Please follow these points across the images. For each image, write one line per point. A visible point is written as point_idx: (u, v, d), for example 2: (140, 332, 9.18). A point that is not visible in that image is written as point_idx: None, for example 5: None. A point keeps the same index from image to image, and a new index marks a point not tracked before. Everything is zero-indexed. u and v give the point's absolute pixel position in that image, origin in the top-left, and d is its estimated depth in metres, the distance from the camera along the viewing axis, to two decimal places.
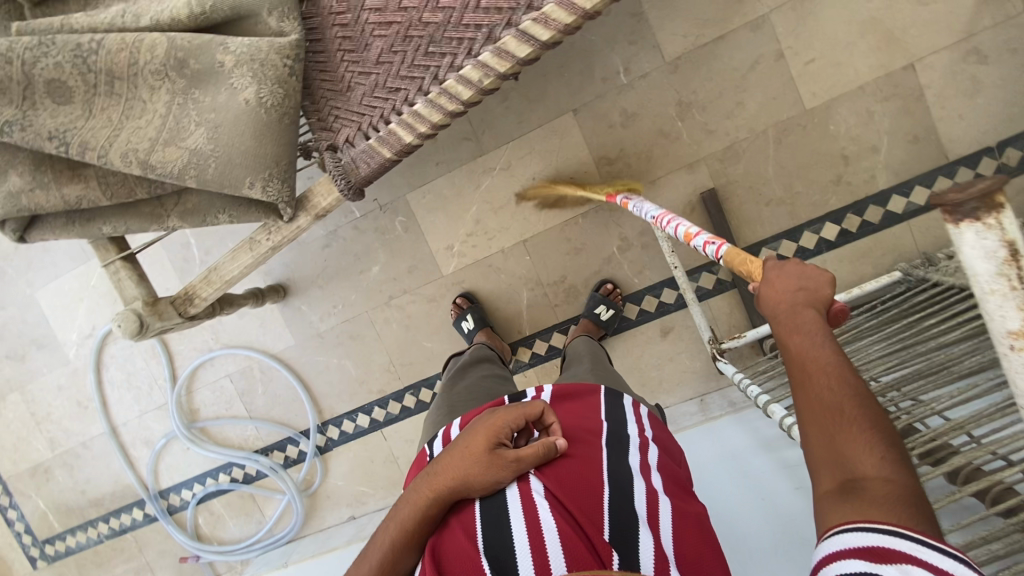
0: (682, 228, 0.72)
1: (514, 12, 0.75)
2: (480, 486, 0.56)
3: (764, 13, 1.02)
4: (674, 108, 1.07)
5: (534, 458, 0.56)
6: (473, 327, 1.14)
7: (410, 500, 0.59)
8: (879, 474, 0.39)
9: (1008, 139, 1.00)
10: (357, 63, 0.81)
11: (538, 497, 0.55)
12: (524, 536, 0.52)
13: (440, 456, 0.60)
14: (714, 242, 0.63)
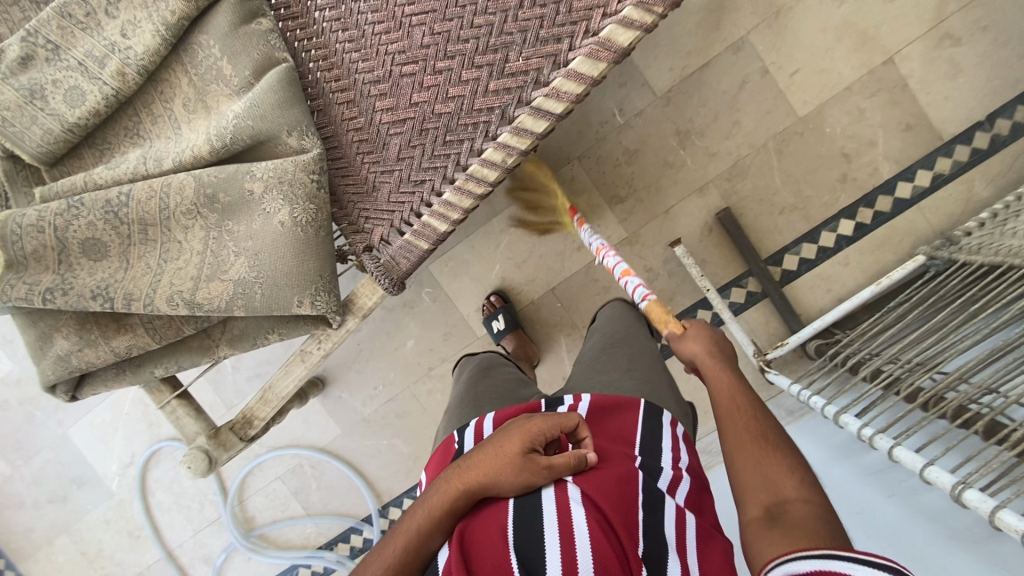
0: (618, 265, 0.84)
1: (524, 89, 0.79)
2: (511, 485, 0.56)
3: (742, 36, 1.06)
4: (673, 138, 1.10)
5: (566, 468, 0.57)
6: (504, 326, 1.12)
7: (440, 488, 0.58)
8: (799, 497, 0.48)
9: (996, 111, 1.05)
10: (378, 163, 0.83)
11: (574, 504, 0.54)
12: (556, 535, 0.51)
13: (471, 452, 0.60)
14: (644, 289, 0.77)
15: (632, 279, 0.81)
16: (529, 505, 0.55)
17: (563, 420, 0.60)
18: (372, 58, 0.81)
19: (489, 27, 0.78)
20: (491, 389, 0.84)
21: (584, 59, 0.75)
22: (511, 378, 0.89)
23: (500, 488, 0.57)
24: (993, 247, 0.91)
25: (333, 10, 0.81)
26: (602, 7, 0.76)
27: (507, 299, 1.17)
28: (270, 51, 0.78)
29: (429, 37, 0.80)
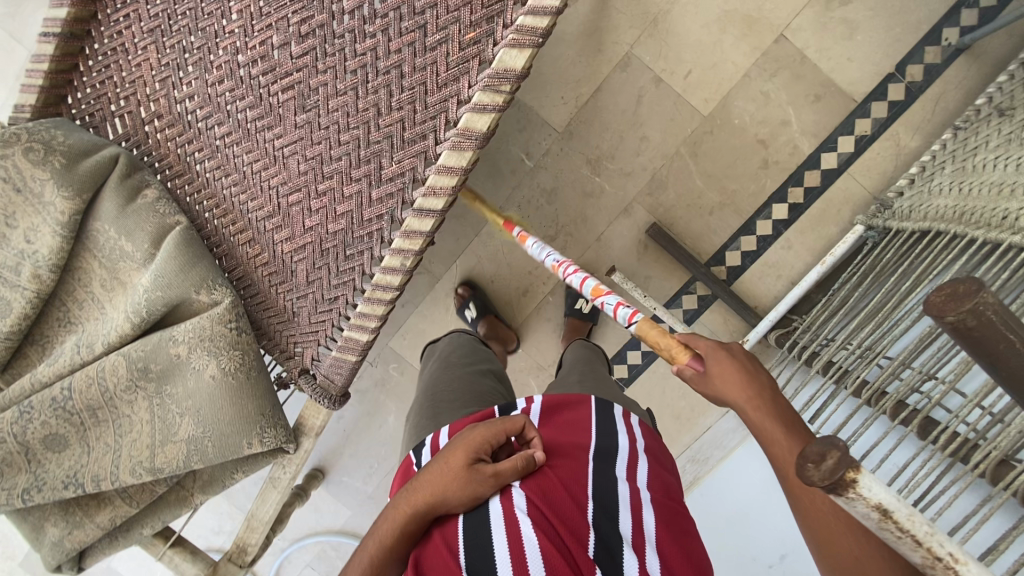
0: (586, 283, 0.69)
1: (404, 189, 0.80)
2: (459, 501, 0.58)
3: (627, 51, 1.05)
4: (585, 167, 1.10)
5: (514, 472, 0.59)
6: (475, 316, 1.13)
7: (388, 515, 0.60)
8: None
9: (903, 59, 1.00)
10: (292, 290, 0.86)
11: (522, 514, 0.56)
12: (505, 552, 0.53)
13: (418, 474, 0.62)
14: (625, 307, 0.62)
15: (608, 297, 0.66)
16: (479, 519, 0.57)
17: (509, 424, 0.62)
18: (260, 195, 0.84)
19: (355, 140, 0.80)
20: (451, 387, 0.82)
21: (450, 152, 0.77)
22: (476, 373, 0.87)
23: (449, 505, 0.58)
24: (922, 209, 0.89)
25: (211, 159, 0.84)
26: (455, 95, 0.77)
27: (475, 288, 1.16)
28: (162, 220, 0.82)
29: (304, 164, 0.82)
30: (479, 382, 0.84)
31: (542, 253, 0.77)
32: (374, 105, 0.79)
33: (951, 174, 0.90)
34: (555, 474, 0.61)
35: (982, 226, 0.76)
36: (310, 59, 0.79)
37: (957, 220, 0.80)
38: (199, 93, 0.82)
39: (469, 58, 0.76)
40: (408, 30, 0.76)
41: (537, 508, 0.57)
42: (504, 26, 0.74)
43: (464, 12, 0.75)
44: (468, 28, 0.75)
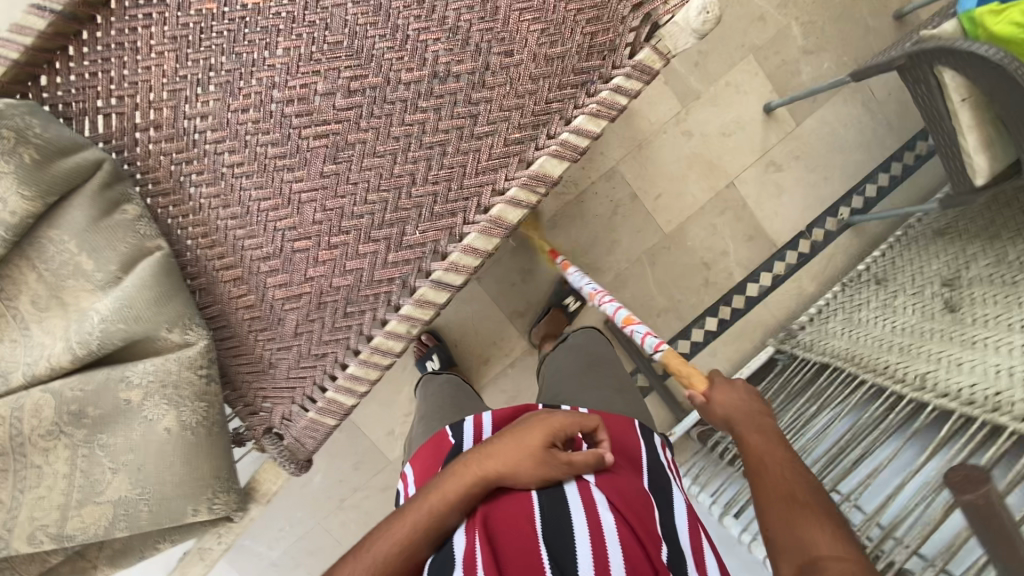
0: (620, 313, 0.92)
1: (423, 259, 0.81)
2: (532, 476, 0.66)
3: (612, 165, 1.18)
4: (561, 257, 1.19)
5: (586, 465, 0.68)
6: (440, 366, 1.12)
7: (458, 473, 0.67)
8: (833, 553, 0.55)
9: (812, 223, 1.27)
10: (274, 340, 0.79)
11: (601, 507, 0.66)
12: (589, 542, 0.62)
13: (489, 442, 0.69)
14: (653, 336, 0.86)
15: (638, 327, 0.89)
16: (555, 499, 0.67)
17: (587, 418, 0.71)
18: (261, 234, 0.78)
19: (382, 202, 0.80)
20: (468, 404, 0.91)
21: (479, 234, 0.80)
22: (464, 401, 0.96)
23: (520, 478, 0.66)
24: (822, 345, 1.12)
25: (211, 185, 0.77)
26: (491, 183, 0.82)
27: (439, 339, 1.18)
28: (139, 241, 0.72)
29: (322, 213, 0.79)
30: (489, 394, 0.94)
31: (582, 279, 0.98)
32: (410, 174, 0.80)
33: (842, 321, 1.15)
34: (619, 478, 0.72)
35: (870, 369, 0.99)
36: (353, 114, 0.78)
37: (850, 361, 1.03)
38: (216, 115, 0.76)
39: (511, 154, 0.82)
40: (460, 115, 0.80)
41: (614, 505, 0.67)
42: (548, 137, 0.82)
43: (516, 114, 0.81)
44: (516, 128, 0.81)
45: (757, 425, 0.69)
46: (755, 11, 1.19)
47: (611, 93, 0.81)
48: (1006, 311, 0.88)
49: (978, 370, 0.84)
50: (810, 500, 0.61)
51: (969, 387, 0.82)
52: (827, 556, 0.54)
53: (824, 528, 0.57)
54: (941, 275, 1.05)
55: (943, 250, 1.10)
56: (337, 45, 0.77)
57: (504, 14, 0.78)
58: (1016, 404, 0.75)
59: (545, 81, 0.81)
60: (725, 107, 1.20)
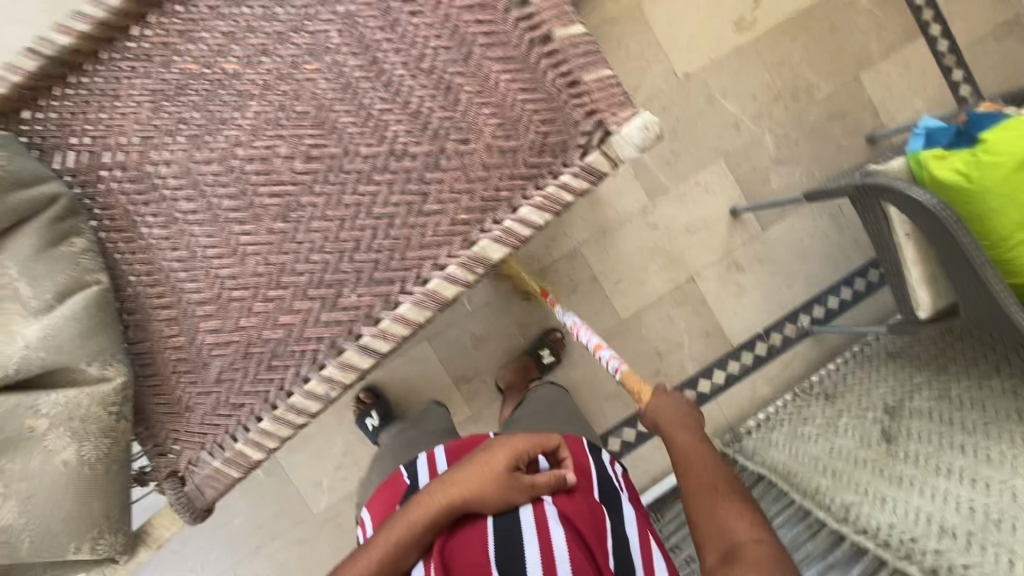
0: (590, 339, 0.97)
1: (355, 322, 0.83)
2: (491, 503, 0.74)
3: (575, 246, 1.21)
4: (515, 328, 1.21)
5: (546, 486, 0.77)
6: (377, 423, 1.12)
7: (422, 504, 0.75)
8: (752, 538, 0.63)
9: (771, 326, 1.27)
10: (196, 383, 0.81)
11: (554, 527, 0.74)
12: (541, 559, 0.71)
13: (452, 472, 0.78)
14: (615, 358, 0.92)
15: (604, 351, 0.94)
16: (512, 523, 0.75)
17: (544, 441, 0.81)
18: (202, 279, 0.81)
19: (324, 263, 0.82)
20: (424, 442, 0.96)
21: (411, 305, 0.82)
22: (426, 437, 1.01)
23: (484, 503, 0.74)
24: (762, 456, 1.10)
25: (163, 227, 0.81)
26: (432, 258, 0.84)
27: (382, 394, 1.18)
28: (79, 275, 0.75)
29: (263, 267, 0.82)
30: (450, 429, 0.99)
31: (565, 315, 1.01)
32: (355, 240, 0.83)
33: (786, 433, 1.13)
34: (574, 496, 0.80)
35: (801, 490, 0.96)
36: (308, 179, 0.82)
37: (785, 478, 1.00)
38: (179, 164, 0.81)
39: (455, 233, 0.84)
40: (410, 191, 0.83)
41: (565, 518, 0.76)
42: (493, 222, 0.85)
43: (464, 197, 0.84)
44: (463, 210, 0.84)
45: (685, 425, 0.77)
46: (730, 119, 1.24)
47: (557, 188, 0.84)
48: (938, 451, 0.88)
49: (900, 510, 0.82)
50: (726, 488, 0.70)
51: (888, 528, 0.81)
52: (743, 541, 0.63)
53: (744, 517, 0.66)
54: (885, 400, 1.04)
55: (893, 374, 1.09)
56: (303, 114, 0.82)
57: (463, 104, 0.83)
58: (926, 557, 0.75)
59: (496, 170, 0.84)
60: (693, 205, 1.23)
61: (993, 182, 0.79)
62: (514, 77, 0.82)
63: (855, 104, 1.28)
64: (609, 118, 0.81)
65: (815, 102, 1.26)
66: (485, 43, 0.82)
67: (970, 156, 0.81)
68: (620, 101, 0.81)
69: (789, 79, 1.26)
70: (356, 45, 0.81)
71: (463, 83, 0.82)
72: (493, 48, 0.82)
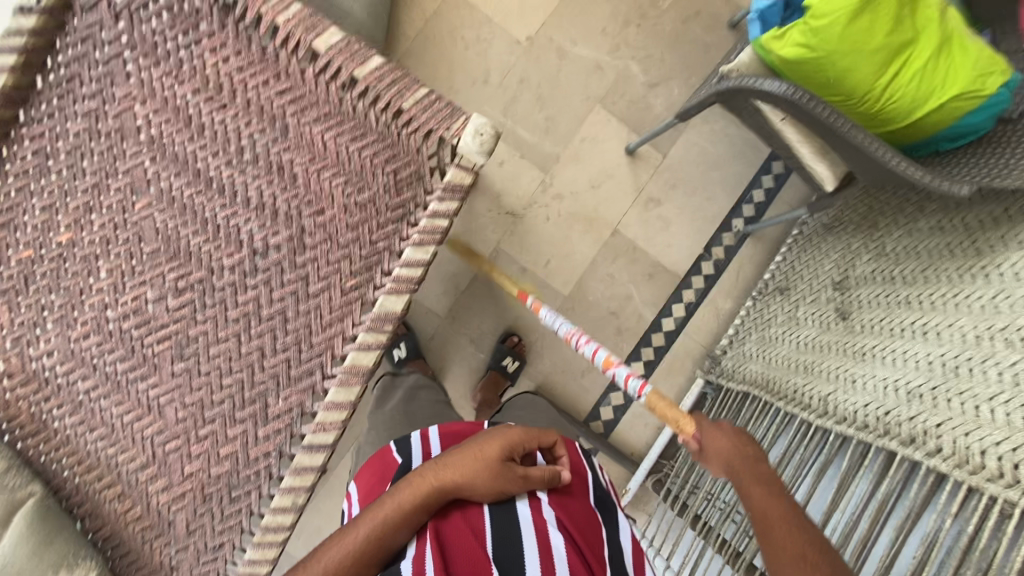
0: (598, 354, 0.93)
1: (293, 424, 0.82)
2: (486, 489, 0.71)
3: (493, 247, 1.20)
4: (469, 345, 1.21)
5: (540, 480, 0.75)
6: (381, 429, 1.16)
7: (416, 484, 0.71)
8: None
9: (708, 243, 1.26)
10: (169, 543, 0.81)
11: (549, 523, 0.73)
12: (537, 549, 0.68)
13: (449, 454, 0.75)
14: (638, 382, 0.87)
15: (620, 370, 0.90)
16: (506, 515, 0.73)
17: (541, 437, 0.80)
18: (132, 446, 0.80)
19: (239, 382, 0.81)
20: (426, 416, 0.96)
21: (337, 387, 0.80)
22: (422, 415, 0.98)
23: (476, 489, 0.71)
24: (740, 371, 1.10)
25: (73, 414, 0.80)
26: (340, 332, 0.82)
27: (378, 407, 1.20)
28: (11, 493, 0.73)
29: (183, 410, 0.81)
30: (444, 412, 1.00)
31: (557, 321, 0.98)
32: (258, 348, 0.81)
33: (756, 341, 1.12)
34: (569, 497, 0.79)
35: (780, 396, 0.96)
36: (188, 311, 0.80)
37: (765, 389, 1.00)
38: (60, 348, 0.79)
39: (352, 300, 0.82)
40: (290, 281, 0.81)
41: (559, 519, 0.74)
42: (383, 274, 0.83)
43: (345, 264, 0.82)
44: (349, 276, 0.82)
45: (759, 479, 0.68)
46: (589, 63, 1.20)
47: (430, 219, 0.82)
48: (888, 314, 0.86)
49: (869, 387, 0.81)
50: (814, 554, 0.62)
51: (864, 408, 0.79)
52: None
53: None
54: (832, 278, 1.03)
55: (833, 246, 1.08)
56: (155, 253, 0.79)
57: (302, 177, 0.80)
58: (903, 426, 0.72)
59: (364, 226, 0.82)
60: (587, 161, 1.21)
61: (832, 46, 0.76)
62: (339, 130, 0.79)
63: None
64: (445, 134, 0.79)
65: (665, 11, 1.23)
66: (296, 110, 0.79)
67: (804, 26, 0.77)
68: (448, 114, 0.79)
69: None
70: (174, 165, 0.78)
71: (293, 158, 0.80)
72: (306, 112, 0.79)
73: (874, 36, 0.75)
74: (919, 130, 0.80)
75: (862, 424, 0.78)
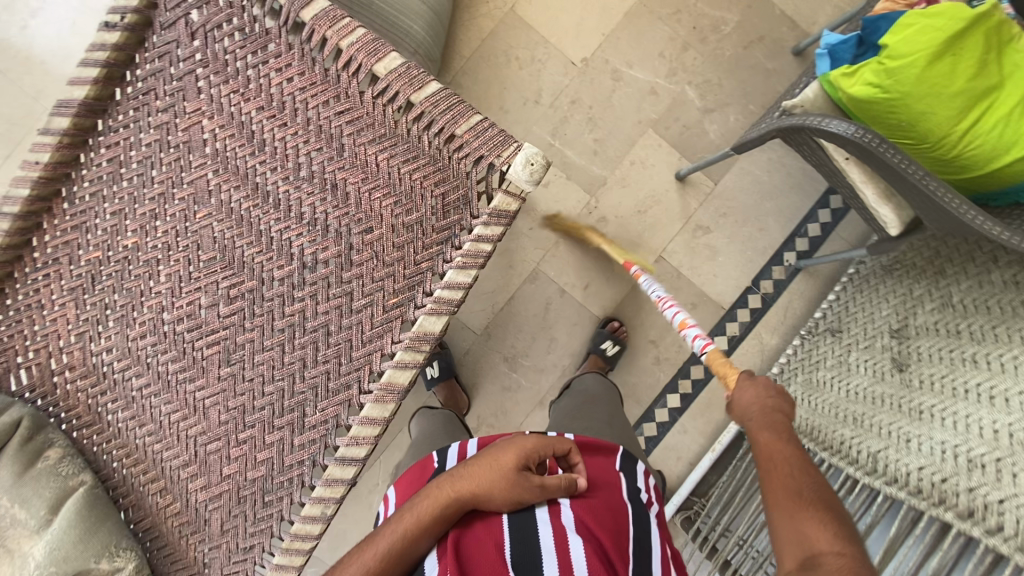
0: (677, 314, 0.89)
1: (327, 435, 0.84)
2: (503, 500, 0.69)
3: (534, 267, 1.19)
4: (502, 364, 1.19)
5: (559, 489, 0.71)
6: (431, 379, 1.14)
7: (433, 495, 0.70)
8: (832, 551, 0.54)
9: (756, 276, 1.21)
10: (204, 539, 0.84)
11: (570, 533, 0.68)
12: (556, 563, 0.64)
13: (463, 465, 0.72)
14: (702, 336, 0.84)
15: (692, 329, 0.86)
16: (526, 525, 0.69)
17: (558, 442, 0.75)
18: (176, 444, 0.84)
19: (279, 391, 0.84)
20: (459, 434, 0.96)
21: (372, 404, 0.82)
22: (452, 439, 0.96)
23: (492, 500, 0.69)
24: None
25: (125, 409, 0.84)
26: (379, 349, 0.84)
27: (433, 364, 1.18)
28: (63, 482, 0.78)
29: (226, 414, 0.84)
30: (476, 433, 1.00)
31: (651, 285, 0.95)
32: (300, 358, 0.83)
33: (801, 384, 1.07)
34: (596, 500, 0.74)
35: (825, 447, 0.91)
36: (237, 319, 0.83)
37: (810, 436, 0.95)
38: (118, 346, 0.83)
39: (392, 318, 0.84)
40: (335, 295, 0.83)
41: (582, 527, 0.70)
42: (425, 294, 0.84)
43: (388, 282, 0.83)
44: (391, 294, 0.83)
45: (767, 422, 0.66)
46: (644, 87, 1.18)
47: (475, 242, 0.82)
48: (952, 370, 0.81)
49: (926, 449, 0.76)
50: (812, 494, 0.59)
51: (919, 472, 0.74)
52: (824, 551, 0.53)
53: (828, 528, 0.56)
54: (889, 325, 0.97)
55: (892, 290, 1.02)
56: (211, 261, 0.82)
57: (354, 196, 0.82)
58: (960, 497, 0.68)
59: (409, 246, 0.83)
60: (634, 186, 1.19)
61: (910, 87, 0.72)
62: (392, 152, 0.81)
63: (770, 23, 1.20)
64: (496, 161, 0.79)
65: (726, 36, 1.19)
66: (352, 131, 0.80)
67: (879, 64, 0.73)
68: (499, 141, 0.78)
69: (691, 23, 1.19)
70: (235, 178, 0.81)
71: (346, 177, 0.81)
72: (362, 132, 0.80)
73: (956, 80, 0.71)
74: (1002, 180, 0.74)
75: (916, 488, 0.74)
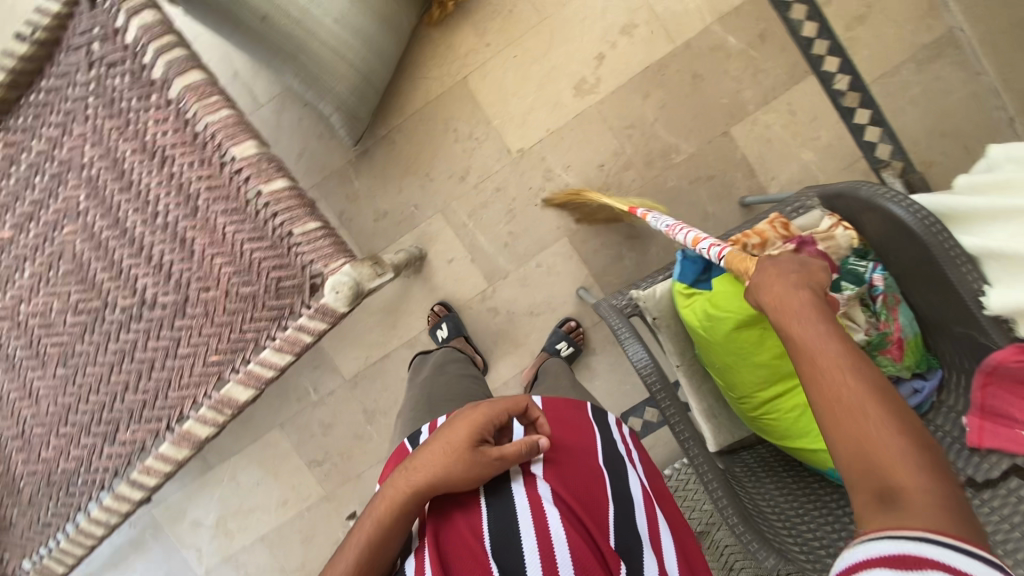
0: (689, 236, 0.79)
1: (133, 454, 0.91)
2: (464, 481, 0.59)
3: (417, 333, 1.21)
4: (360, 414, 1.23)
5: (517, 456, 0.61)
6: (448, 334, 1.13)
7: (389, 494, 0.60)
8: (915, 482, 0.46)
9: (629, 410, 1.18)
10: (15, 504, 0.95)
11: (548, 504, 0.58)
12: (535, 545, 0.55)
13: (416, 452, 0.62)
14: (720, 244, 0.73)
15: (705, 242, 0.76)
16: (500, 503, 0.60)
17: (508, 404, 0.64)
18: (11, 418, 0.94)
19: (101, 403, 0.91)
20: (447, 392, 0.88)
21: (169, 444, 0.89)
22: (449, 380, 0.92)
23: (454, 484, 0.59)
24: None
25: None
26: (191, 396, 0.89)
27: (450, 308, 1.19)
28: None
29: (54, 406, 0.92)
30: (470, 387, 0.92)
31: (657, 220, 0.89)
32: (123, 381, 0.90)
33: None
34: (566, 463, 0.64)
35: None
36: (78, 330, 0.90)
37: None
38: None
39: (210, 373, 0.88)
40: (165, 337, 0.88)
41: (562, 498, 0.60)
42: (243, 361, 0.87)
43: (214, 339, 0.87)
44: (214, 352, 0.87)
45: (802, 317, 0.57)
46: (573, 194, 1.15)
47: (295, 330, 0.85)
48: None
49: None
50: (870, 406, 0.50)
51: None
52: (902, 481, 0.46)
53: (896, 447, 0.48)
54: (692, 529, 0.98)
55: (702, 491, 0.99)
56: (67, 273, 0.89)
57: (198, 255, 0.86)
58: None
59: (240, 315, 0.86)
60: (534, 289, 1.18)
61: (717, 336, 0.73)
62: (239, 227, 0.84)
63: (724, 164, 1.12)
64: (323, 270, 0.82)
65: (674, 166, 1.13)
66: (208, 196, 0.84)
67: (704, 306, 0.74)
68: (329, 253, 0.82)
69: (640, 142, 1.13)
70: (101, 207, 0.87)
71: (194, 237, 0.85)
72: (216, 201, 0.83)
73: (762, 350, 0.73)
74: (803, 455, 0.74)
75: None
